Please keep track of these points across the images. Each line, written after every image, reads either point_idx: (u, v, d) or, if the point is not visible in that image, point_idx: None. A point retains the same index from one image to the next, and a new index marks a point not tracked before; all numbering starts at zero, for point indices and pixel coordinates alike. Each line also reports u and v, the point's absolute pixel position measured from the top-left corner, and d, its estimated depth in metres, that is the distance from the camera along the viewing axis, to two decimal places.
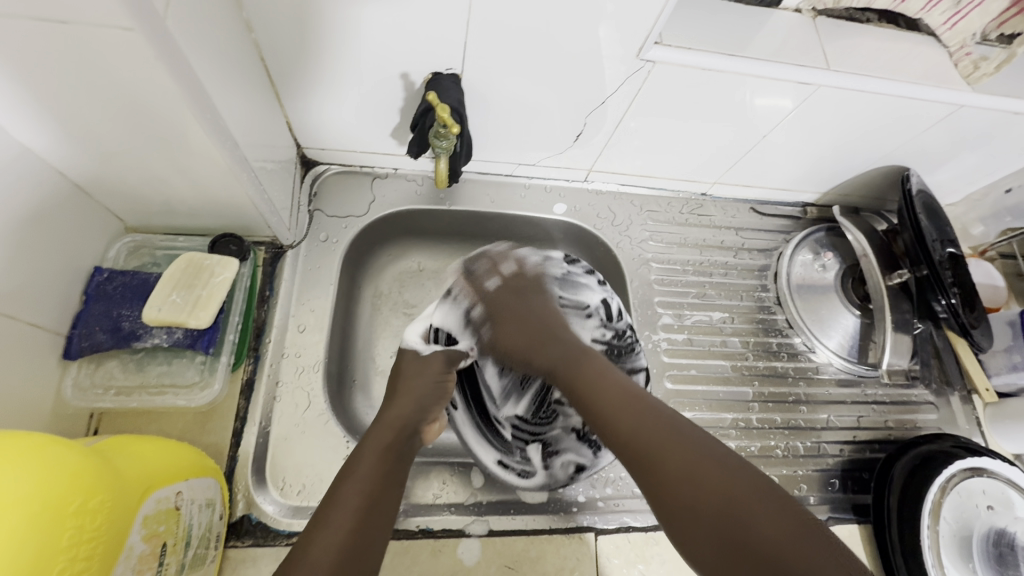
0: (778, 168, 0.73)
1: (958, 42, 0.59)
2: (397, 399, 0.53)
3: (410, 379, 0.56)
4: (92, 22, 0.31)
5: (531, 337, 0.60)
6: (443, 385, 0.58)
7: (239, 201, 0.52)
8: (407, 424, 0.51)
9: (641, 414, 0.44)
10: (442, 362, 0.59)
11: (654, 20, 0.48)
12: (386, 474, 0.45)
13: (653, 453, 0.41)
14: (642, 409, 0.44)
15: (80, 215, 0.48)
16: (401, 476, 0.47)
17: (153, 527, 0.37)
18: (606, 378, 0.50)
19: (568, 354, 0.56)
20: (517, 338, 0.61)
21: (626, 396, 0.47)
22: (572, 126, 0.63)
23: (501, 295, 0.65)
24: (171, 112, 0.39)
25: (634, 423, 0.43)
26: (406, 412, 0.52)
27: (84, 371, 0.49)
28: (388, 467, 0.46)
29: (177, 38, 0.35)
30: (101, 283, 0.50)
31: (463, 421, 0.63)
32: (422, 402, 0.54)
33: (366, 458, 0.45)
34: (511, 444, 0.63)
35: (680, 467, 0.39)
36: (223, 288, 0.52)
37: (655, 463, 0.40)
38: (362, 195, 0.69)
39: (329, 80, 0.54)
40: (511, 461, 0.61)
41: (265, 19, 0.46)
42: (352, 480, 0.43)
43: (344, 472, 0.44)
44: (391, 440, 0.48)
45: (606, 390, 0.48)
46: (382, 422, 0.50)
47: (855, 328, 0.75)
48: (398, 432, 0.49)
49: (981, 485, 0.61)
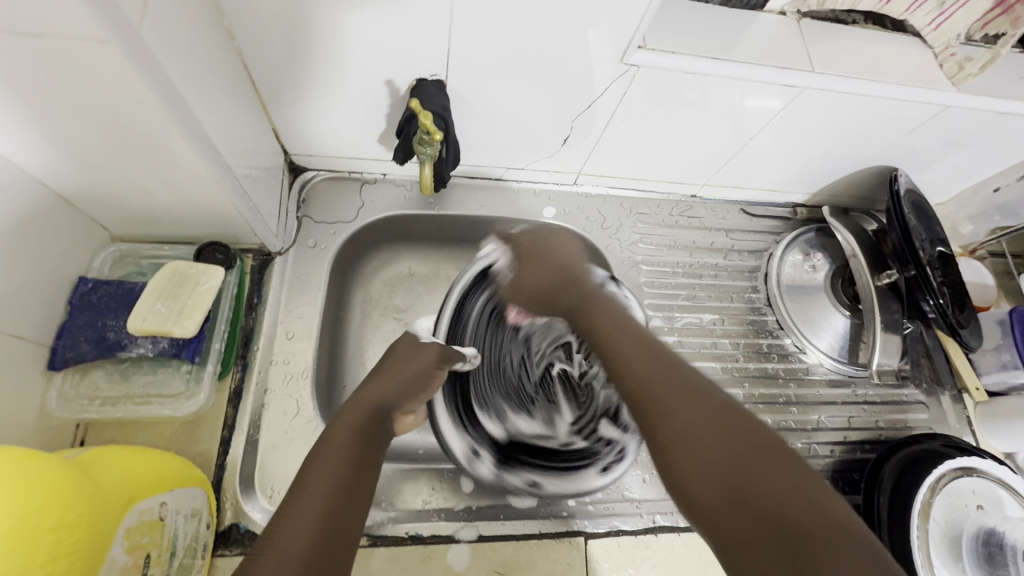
0: (766, 169, 0.73)
1: (942, 43, 0.59)
2: (374, 380, 0.53)
3: (394, 363, 0.56)
4: (66, 34, 0.31)
5: (552, 279, 0.61)
6: (427, 376, 0.58)
7: (225, 209, 0.52)
8: (381, 404, 0.51)
9: (656, 367, 0.44)
10: (436, 355, 0.59)
11: (637, 23, 0.48)
12: (360, 452, 0.45)
13: (662, 405, 0.41)
14: (660, 364, 0.45)
15: (64, 226, 0.48)
16: (373, 464, 0.45)
17: (136, 539, 0.37)
18: (628, 328, 0.51)
19: (589, 300, 0.56)
20: (536, 284, 0.62)
21: (645, 348, 0.47)
22: (559, 130, 0.63)
23: (521, 254, 0.65)
24: (151, 122, 0.39)
25: (648, 371, 0.44)
26: (385, 391, 0.52)
27: (68, 381, 0.49)
28: (358, 451, 0.45)
29: (153, 48, 0.35)
30: (85, 293, 0.50)
31: (555, 483, 0.60)
32: (404, 385, 0.55)
33: (340, 431, 0.46)
34: (598, 445, 0.63)
35: (688, 429, 0.38)
36: (208, 297, 0.52)
37: (664, 413, 0.40)
38: (350, 201, 0.69)
39: (313, 87, 0.54)
40: (609, 459, 0.62)
41: (247, 26, 0.46)
42: (319, 461, 0.42)
43: (312, 455, 0.43)
44: (363, 421, 0.48)
45: (624, 344, 0.48)
46: (356, 399, 0.50)
47: (846, 329, 0.75)
48: (371, 412, 0.49)
49: (971, 485, 0.61)
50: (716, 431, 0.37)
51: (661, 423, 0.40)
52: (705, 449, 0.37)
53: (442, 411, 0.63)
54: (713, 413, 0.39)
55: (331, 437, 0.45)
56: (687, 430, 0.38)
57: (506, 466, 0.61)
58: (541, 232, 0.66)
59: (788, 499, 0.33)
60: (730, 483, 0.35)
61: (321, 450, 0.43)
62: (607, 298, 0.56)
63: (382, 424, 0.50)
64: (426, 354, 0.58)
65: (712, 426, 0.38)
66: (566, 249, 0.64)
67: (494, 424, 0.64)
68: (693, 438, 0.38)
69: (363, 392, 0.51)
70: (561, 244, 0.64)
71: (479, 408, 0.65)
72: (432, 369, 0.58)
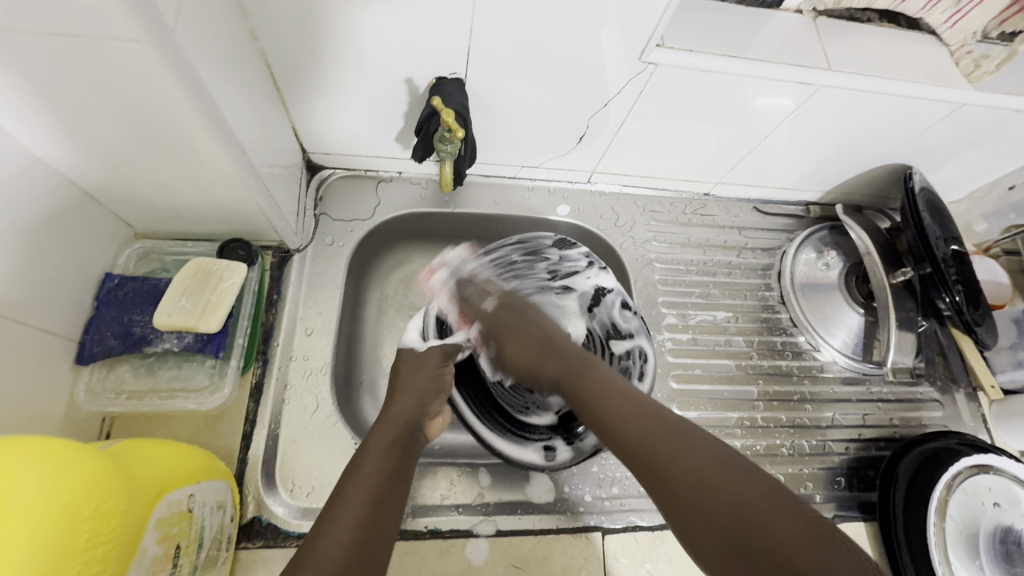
0: (781, 167, 0.73)
1: (958, 41, 0.59)
2: (396, 398, 0.53)
3: (408, 376, 0.56)
4: (103, 35, 0.32)
5: (537, 353, 0.59)
6: (442, 379, 0.57)
7: (246, 205, 0.53)
8: (410, 420, 0.51)
9: (651, 422, 0.45)
10: (439, 357, 0.59)
11: (655, 23, 0.49)
12: (395, 467, 0.46)
13: (661, 459, 0.42)
14: (653, 419, 0.46)
15: (92, 222, 0.49)
16: (406, 472, 0.47)
17: (166, 529, 0.38)
18: (614, 385, 0.51)
19: (574, 363, 0.56)
20: (525, 351, 0.60)
21: (633, 402, 0.48)
22: (574, 129, 0.64)
23: (496, 328, 0.63)
24: (178, 120, 0.40)
25: (640, 430, 0.45)
26: (408, 407, 0.52)
27: (96, 375, 0.50)
28: (393, 462, 0.46)
29: (184, 47, 0.36)
30: (112, 288, 0.51)
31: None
32: (422, 397, 0.54)
33: (373, 451, 0.46)
34: (624, 363, 0.64)
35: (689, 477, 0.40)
36: (232, 294, 0.53)
37: (663, 464, 0.42)
38: (368, 199, 0.69)
39: (333, 86, 0.55)
40: (637, 369, 0.63)
41: (271, 29, 0.47)
42: (357, 478, 0.44)
43: (350, 469, 0.45)
44: (394, 437, 0.49)
45: (613, 397, 0.49)
46: (383, 421, 0.51)
47: (859, 326, 0.75)
48: (402, 430, 0.50)
49: (987, 482, 0.61)
50: (717, 472, 0.40)
51: (660, 471, 0.42)
52: (702, 489, 0.39)
53: (491, 438, 0.60)
54: (710, 458, 0.41)
55: (366, 457, 0.46)
56: (683, 475, 0.41)
57: (576, 436, 0.60)
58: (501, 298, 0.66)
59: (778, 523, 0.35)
60: (730, 518, 0.37)
61: (359, 471, 0.44)
62: (593, 362, 0.55)
63: (413, 436, 0.51)
64: (427, 361, 0.58)
65: (708, 469, 0.40)
66: (541, 317, 0.64)
67: (544, 417, 0.63)
68: (695, 481, 0.40)
69: (388, 414, 0.51)
70: (529, 312, 0.64)
71: (524, 414, 0.63)
72: (439, 371, 0.58)
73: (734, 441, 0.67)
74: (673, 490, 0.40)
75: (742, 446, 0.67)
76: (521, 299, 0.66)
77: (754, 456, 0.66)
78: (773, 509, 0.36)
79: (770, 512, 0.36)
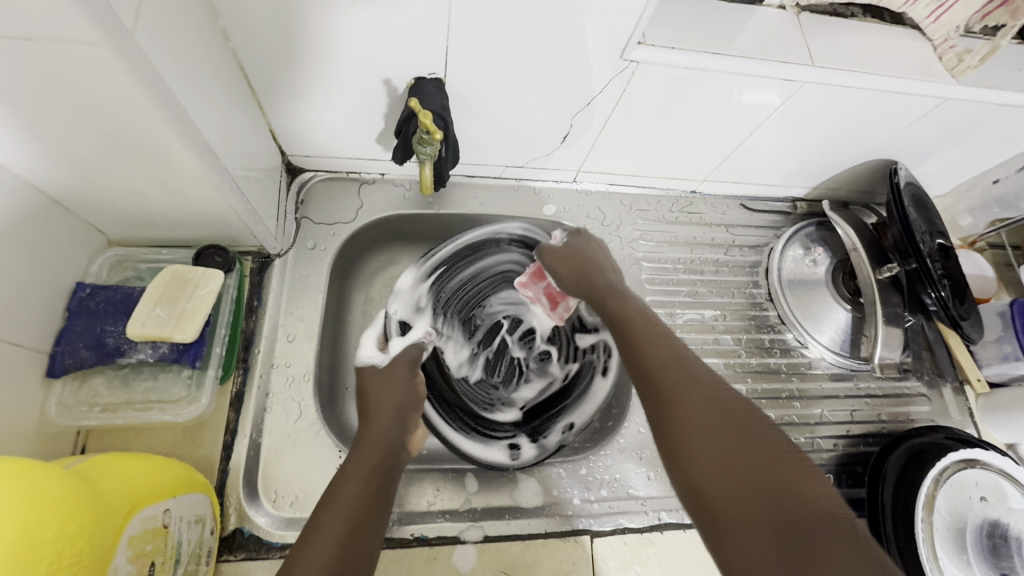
0: (767, 163, 0.73)
1: (941, 35, 0.59)
2: (373, 418, 0.52)
3: (381, 393, 0.55)
4: (58, 37, 0.31)
5: (580, 271, 0.60)
6: (414, 391, 0.57)
7: (222, 211, 0.51)
8: (391, 444, 0.51)
9: (672, 360, 0.48)
10: (406, 366, 0.59)
11: (637, 19, 0.48)
12: (373, 496, 0.45)
13: (678, 397, 0.44)
14: (675, 359, 0.48)
15: (61, 230, 0.48)
16: (387, 498, 0.47)
17: (139, 547, 0.37)
18: (643, 321, 0.54)
19: (612, 291, 0.58)
20: (568, 263, 0.61)
21: (661, 339, 0.51)
22: (558, 128, 0.63)
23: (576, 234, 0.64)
24: (144, 125, 0.39)
25: (662, 363, 0.48)
26: (386, 426, 0.52)
27: (68, 388, 0.48)
28: (375, 489, 0.46)
29: (146, 50, 0.35)
30: (84, 298, 0.49)
31: (582, 412, 0.65)
32: (400, 416, 0.54)
33: (360, 459, 0.48)
34: (587, 357, 0.69)
35: (708, 424, 0.42)
36: (208, 302, 0.52)
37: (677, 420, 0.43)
38: (350, 201, 0.68)
39: (309, 88, 0.53)
40: (598, 365, 0.68)
41: (244, 30, 0.46)
42: (335, 506, 0.43)
43: (327, 497, 0.44)
44: (379, 459, 0.48)
45: (642, 332, 0.52)
46: (363, 442, 0.50)
47: (847, 322, 0.74)
48: (384, 455, 0.49)
49: (974, 476, 0.62)
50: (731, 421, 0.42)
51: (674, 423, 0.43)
52: (720, 443, 0.40)
53: (456, 439, 0.62)
54: (725, 407, 0.43)
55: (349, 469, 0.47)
56: (703, 421, 0.42)
57: (540, 433, 0.64)
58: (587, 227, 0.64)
59: (796, 497, 0.37)
60: (741, 470, 0.39)
61: (335, 499, 0.43)
62: (624, 292, 0.59)
63: (394, 459, 0.50)
64: (397, 379, 0.57)
65: (726, 423, 0.42)
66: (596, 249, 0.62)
67: (509, 414, 0.65)
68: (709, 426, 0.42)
69: (371, 431, 0.51)
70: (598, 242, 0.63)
71: (490, 411, 0.65)
72: (411, 385, 0.57)
73: None
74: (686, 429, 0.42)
75: None
76: (584, 234, 0.64)
77: None
78: (785, 473, 0.39)
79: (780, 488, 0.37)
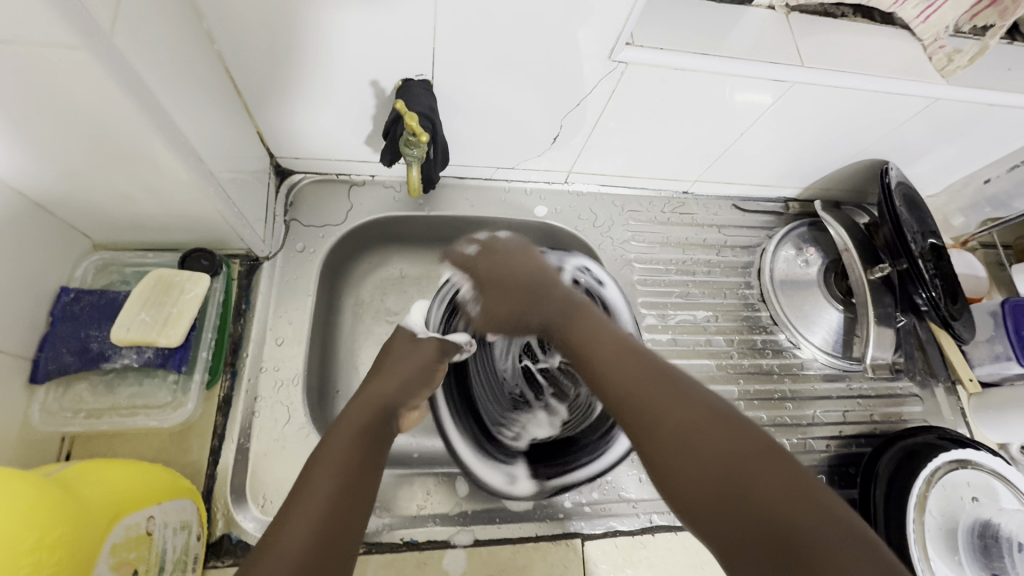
0: (759, 164, 0.73)
1: (931, 35, 0.58)
2: (379, 379, 0.53)
3: (393, 360, 0.55)
4: (33, 40, 0.30)
5: (520, 293, 0.59)
6: (430, 371, 0.56)
7: (209, 214, 0.51)
8: (387, 405, 0.50)
9: (638, 369, 0.44)
10: (435, 350, 0.57)
11: (625, 19, 0.48)
12: (364, 456, 0.44)
13: (646, 407, 0.41)
14: (640, 365, 0.44)
15: (45, 234, 0.47)
16: (378, 459, 0.46)
17: (122, 555, 0.36)
18: (602, 331, 0.50)
19: (565, 308, 0.55)
20: (506, 304, 0.60)
21: (620, 348, 0.47)
22: (549, 129, 0.62)
23: (483, 279, 0.62)
24: (125, 127, 0.38)
25: (624, 375, 0.44)
26: (387, 393, 0.51)
27: (52, 395, 0.48)
28: (364, 450, 0.45)
29: (125, 52, 0.34)
30: (67, 304, 0.49)
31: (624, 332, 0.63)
32: (409, 385, 0.54)
33: (342, 437, 0.45)
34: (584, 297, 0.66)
35: (678, 433, 0.38)
36: (194, 306, 0.51)
37: (653, 436, 0.39)
38: (339, 203, 0.68)
39: (295, 90, 0.53)
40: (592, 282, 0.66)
41: (229, 32, 0.46)
42: (324, 462, 0.42)
43: (319, 450, 0.44)
44: (367, 420, 0.47)
45: (598, 347, 0.48)
46: (360, 401, 0.50)
47: (839, 322, 0.74)
48: (375, 414, 0.49)
49: (966, 477, 0.62)
50: (703, 423, 0.38)
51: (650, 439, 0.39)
52: (691, 449, 0.36)
53: (607, 454, 0.58)
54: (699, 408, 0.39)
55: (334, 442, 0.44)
56: (672, 431, 0.38)
57: None
58: (491, 246, 0.63)
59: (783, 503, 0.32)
60: (717, 476, 0.35)
61: (325, 453, 0.43)
62: (581, 305, 0.55)
63: (387, 424, 0.49)
64: (424, 350, 0.57)
65: (701, 426, 0.37)
66: (531, 260, 0.61)
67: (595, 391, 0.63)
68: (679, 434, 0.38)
69: (367, 392, 0.51)
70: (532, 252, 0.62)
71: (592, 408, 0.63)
72: (433, 365, 0.56)
73: None
74: (654, 442, 0.39)
75: None
76: (523, 242, 0.63)
77: None
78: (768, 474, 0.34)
79: (775, 487, 0.33)
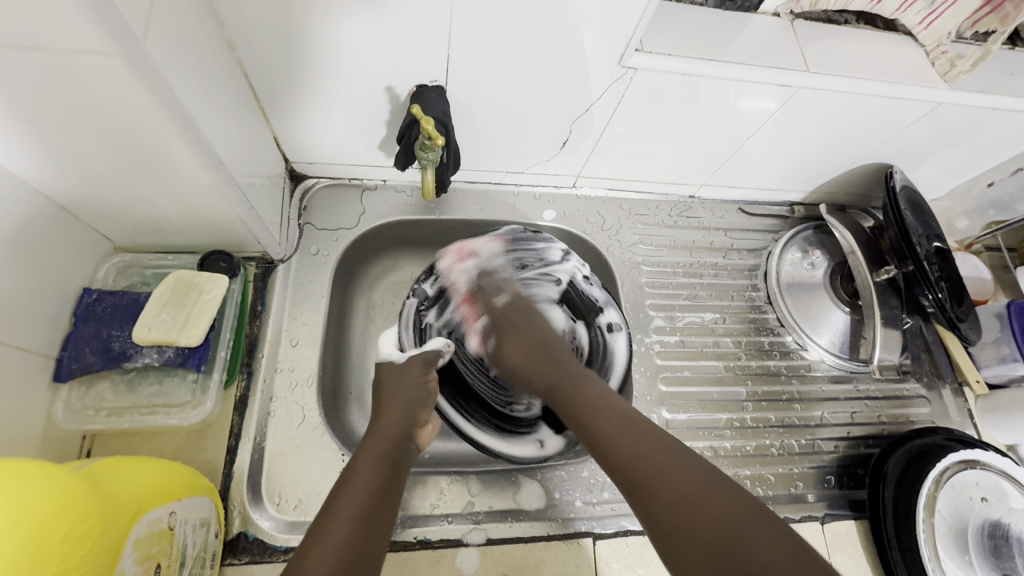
0: (765, 169, 0.74)
1: (933, 41, 0.60)
2: (384, 410, 0.53)
3: (392, 389, 0.55)
4: (68, 48, 0.32)
5: (532, 356, 0.58)
6: (426, 389, 0.57)
7: (227, 217, 0.52)
8: (400, 432, 0.51)
9: (641, 440, 0.47)
10: (421, 365, 0.58)
11: (634, 27, 0.49)
12: (386, 480, 0.46)
13: (653, 478, 0.44)
14: (645, 438, 0.47)
15: (68, 236, 0.48)
16: (399, 484, 0.47)
17: (146, 549, 0.37)
18: (604, 402, 0.51)
19: (569, 374, 0.56)
20: (520, 352, 0.60)
21: (623, 418, 0.49)
22: (558, 134, 0.64)
23: (500, 322, 0.63)
24: (150, 132, 0.39)
25: (629, 448, 0.47)
26: (397, 420, 0.52)
27: (74, 393, 0.49)
28: (386, 475, 0.46)
29: (156, 61, 0.36)
30: (90, 304, 0.50)
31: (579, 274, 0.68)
32: (409, 408, 0.54)
33: (361, 468, 0.46)
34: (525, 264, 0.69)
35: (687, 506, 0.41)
36: (213, 306, 0.52)
37: (671, 506, 0.42)
38: (352, 207, 0.69)
39: (313, 97, 0.55)
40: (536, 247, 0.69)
41: (249, 40, 0.47)
42: (346, 492, 0.44)
43: (338, 485, 0.45)
44: (385, 449, 0.48)
45: (603, 419, 0.50)
46: (372, 436, 0.50)
47: (846, 324, 0.75)
48: (392, 443, 0.49)
49: (975, 477, 0.62)
50: (707, 498, 0.41)
51: (661, 516, 0.42)
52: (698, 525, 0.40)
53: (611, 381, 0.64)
54: (701, 481, 0.43)
55: (354, 472, 0.46)
56: (679, 506, 0.41)
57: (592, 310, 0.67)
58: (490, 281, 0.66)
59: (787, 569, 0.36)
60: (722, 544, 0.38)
61: (348, 486, 0.44)
62: (583, 375, 0.56)
63: (404, 449, 0.50)
64: (413, 367, 0.58)
65: (706, 499, 0.41)
66: (547, 325, 0.62)
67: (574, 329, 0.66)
68: (685, 504, 0.41)
69: (376, 426, 0.51)
70: (538, 316, 0.63)
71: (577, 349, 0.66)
72: (422, 377, 0.57)
73: (723, 442, 0.67)
74: (665, 514, 0.42)
75: (732, 447, 0.67)
76: (534, 306, 0.65)
77: (745, 458, 0.66)
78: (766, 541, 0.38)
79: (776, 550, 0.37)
